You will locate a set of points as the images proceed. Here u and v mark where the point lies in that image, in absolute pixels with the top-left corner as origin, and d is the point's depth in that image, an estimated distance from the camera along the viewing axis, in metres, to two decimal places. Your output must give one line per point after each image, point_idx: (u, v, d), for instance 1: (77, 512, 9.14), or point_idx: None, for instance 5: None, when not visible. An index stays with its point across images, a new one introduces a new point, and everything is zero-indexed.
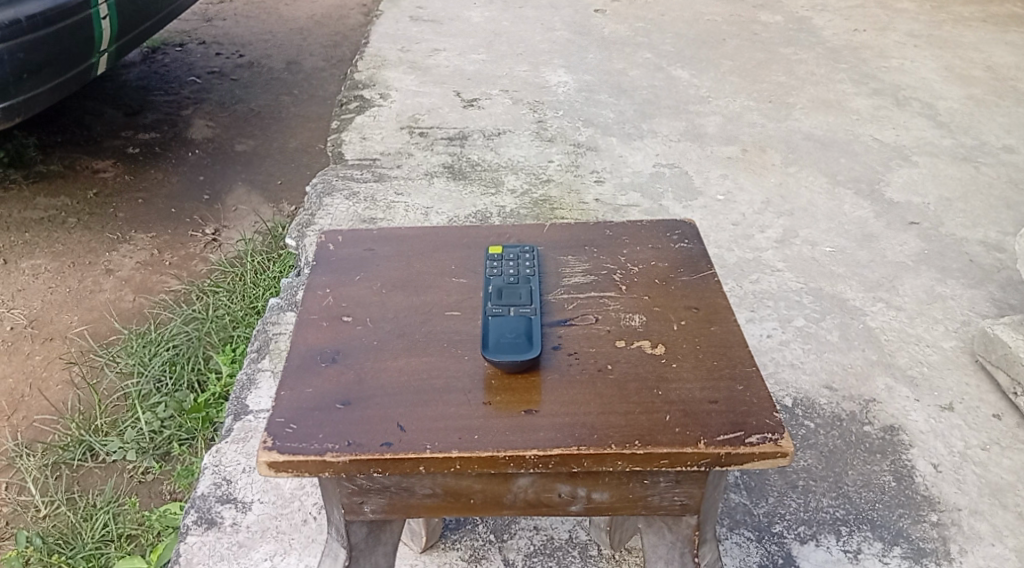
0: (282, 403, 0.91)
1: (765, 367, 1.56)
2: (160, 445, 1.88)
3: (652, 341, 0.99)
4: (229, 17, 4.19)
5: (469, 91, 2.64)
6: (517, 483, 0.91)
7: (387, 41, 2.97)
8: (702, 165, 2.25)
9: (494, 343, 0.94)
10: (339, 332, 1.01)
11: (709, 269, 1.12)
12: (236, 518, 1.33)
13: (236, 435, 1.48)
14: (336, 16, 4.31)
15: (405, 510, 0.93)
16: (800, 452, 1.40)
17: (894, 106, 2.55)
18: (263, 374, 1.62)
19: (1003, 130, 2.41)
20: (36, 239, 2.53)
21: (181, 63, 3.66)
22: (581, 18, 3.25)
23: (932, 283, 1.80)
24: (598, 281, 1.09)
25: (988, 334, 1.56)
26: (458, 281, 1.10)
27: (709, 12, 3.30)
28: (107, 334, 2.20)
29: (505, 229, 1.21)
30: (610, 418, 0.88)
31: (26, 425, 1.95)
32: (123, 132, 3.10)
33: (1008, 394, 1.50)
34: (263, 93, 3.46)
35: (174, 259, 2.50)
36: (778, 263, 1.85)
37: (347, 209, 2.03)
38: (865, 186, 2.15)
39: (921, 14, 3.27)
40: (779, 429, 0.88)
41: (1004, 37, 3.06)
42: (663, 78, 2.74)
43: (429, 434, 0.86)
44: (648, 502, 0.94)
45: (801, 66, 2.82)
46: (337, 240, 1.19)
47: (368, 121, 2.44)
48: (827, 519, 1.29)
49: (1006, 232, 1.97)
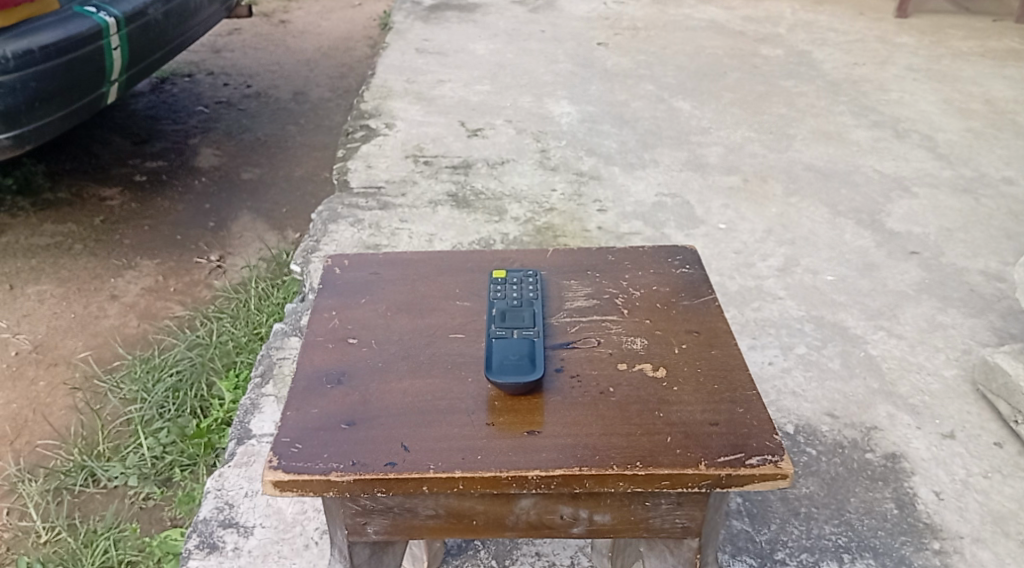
0: (287, 424, 0.92)
1: (767, 395, 1.56)
2: (161, 471, 1.88)
3: (653, 364, 1.00)
4: (237, 48, 4.26)
5: (473, 121, 2.68)
6: (520, 504, 0.91)
7: (393, 72, 3.02)
8: (704, 194, 2.27)
9: (498, 364, 0.95)
10: (344, 354, 1.02)
11: (709, 294, 1.14)
12: (238, 543, 1.33)
13: (238, 459, 1.48)
14: (343, 47, 4.38)
15: (408, 531, 0.93)
16: (802, 479, 1.40)
17: (894, 137, 2.58)
18: (267, 399, 1.63)
19: (1002, 162, 2.44)
20: (43, 265, 2.56)
21: (189, 93, 3.71)
22: (584, 51, 3.29)
23: (933, 312, 1.81)
24: (601, 305, 1.10)
25: (989, 362, 1.57)
26: (462, 304, 1.11)
27: (709, 45, 3.35)
28: (111, 360, 2.22)
29: (509, 253, 1.22)
30: (612, 439, 0.89)
31: (29, 450, 1.96)
32: (130, 160, 3.13)
33: (1010, 423, 1.51)
34: (270, 122, 3.51)
35: (179, 285, 2.52)
36: (779, 291, 1.86)
37: (351, 236, 2.06)
38: (865, 216, 2.17)
39: (920, 48, 3.32)
40: (779, 451, 0.88)
41: (1002, 71, 3.10)
42: (665, 109, 2.78)
43: (433, 455, 0.87)
44: (650, 524, 0.94)
45: (802, 99, 2.86)
46: (343, 264, 1.20)
47: (373, 150, 2.47)
48: (829, 547, 1.29)
49: (1006, 263, 1.98)
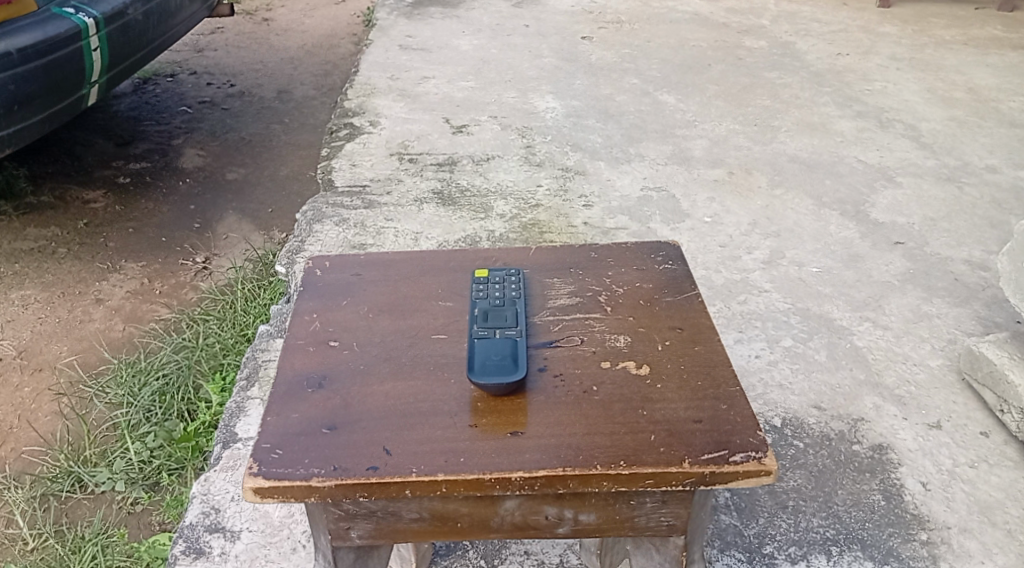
0: (267, 429, 0.91)
1: (754, 388, 1.56)
2: (149, 475, 1.87)
3: (637, 362, 0.99)
4: (220, 47, 4.23)
5: (458, 117, 2.67)
6: (504, 505, 0.91)
7: (376, 69, 3.00)
8: (689, 188, 2.27)
9: (480, 365, 0.94)
10: (325, 357, 1.01)
11: (693, 289, 1.13)
12: (224, 547, 1.32)
13: (224, 463, 1.47)
14: (327, 44, 4.35)
15: (392, 535, 0.93)
16: (790, 473, 1.40)
17: (878, 128, 2.58)
18: (253, 402, 1.62)
19: (985, 150, 2.44)
20: (26, 270, 2.54)
21: (172, 93, 3.68)
22: (568, 45, 3.28)
23: (919, 302, 1.81)
24: (583, 303, 1.10)
25: (974, 352, 1.57)
26: (444, 305, 1.10)
27: (694, 38, 3.35)
28: (96, 364, 2.20)
29: (492, 252, 1.22)
30: (596, 438, 0.89)
31: (14, 457, 1.95)
32: (113, 162, 3.11)
33: (995, 412, 1.51)
34: (254, 122, 3.49)
35: (164, 288, 2.50)
36: (766, 284, 1.87)
37: (336, 235, 2.04)
38: (850, 207, 2.17)
39: (903, 38, 3.33)
40: (762, 447, 0.88)
41: (985, 59, 3.11)
42: (649, 103, 2.77)
43: (416, 458, 0.86)
44: (635, 523, 0.94)
45: (786, 90, 2.86)
46: (324, 265, 1.19)
47: (357, 148, 2.46)
48: (817, 540, 1.29)
49: (990, 251, 1.99)
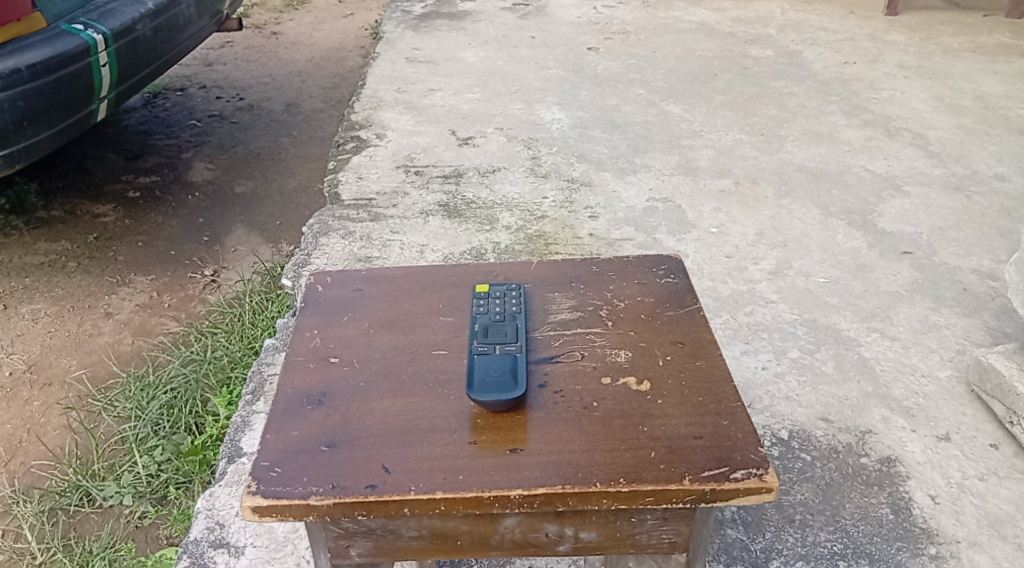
0: (266, 448, 0.91)
1: (761, 401, 1.55)
2: (157, 489, 1.87)
3: (637, 377, 0.99)
4: (229, 61, 4.26)
5: (463, 129, 2.67)
6: (504, 523, 0.90)
7: (383, 82, 3.01)
8: (695, 199, 2.26)
9: (480, 382, 0.94)
10: (326, 373, 1.01)
11: (694, 304, 1.13)
12: (228, 563, 1.31)
13: (229, 478, 1.48)
14: (335, 57, 4.38)
15: (392, 553, 0.92)
16: (797, 486, 1.39)
17: (886, 136, 2.57)
18: (258, 416, 1.62)
19: (993, 158, 2.43)
20: (36, 284, 2.55)
21: (181, 107, 3.71)
22: (574, 56, 3.29)
23: (927, 312, 1.80)
24: (584, 318, 1.10)
25: (983, 363, 1.55)
26: (445, 320, 1.10)
27: (700, 48, 3.35)
28: (105, 378, 2.21)
29: (493, 267, 1.22)
30: (595, 455, 0.88)
31: (23, 471, 1.96)
32: (123, 176, 3.13)
33: (1005, 424, 1.50)
34: (262, 135, 3.50)
35: (173, 301, 2.51)
36: (772, 295, 1.86)
37: (342, 249, 2.05)
38: (858, 217, 2.16)
39: (911, 46, 3.31)
40: (764, 464, 0.87)
41: (993, 66, 3.10)
42: (655, 113, 2.77)
43: (414, 476, 0.86)
44: (636, 540, 0.93)
45: (792, 99, 2.85)
46: (326, 281, 1.19)
47: (364, 161, 2.47)
48: (824, 554, 1.28)
49: (999, 261, 1.97)
